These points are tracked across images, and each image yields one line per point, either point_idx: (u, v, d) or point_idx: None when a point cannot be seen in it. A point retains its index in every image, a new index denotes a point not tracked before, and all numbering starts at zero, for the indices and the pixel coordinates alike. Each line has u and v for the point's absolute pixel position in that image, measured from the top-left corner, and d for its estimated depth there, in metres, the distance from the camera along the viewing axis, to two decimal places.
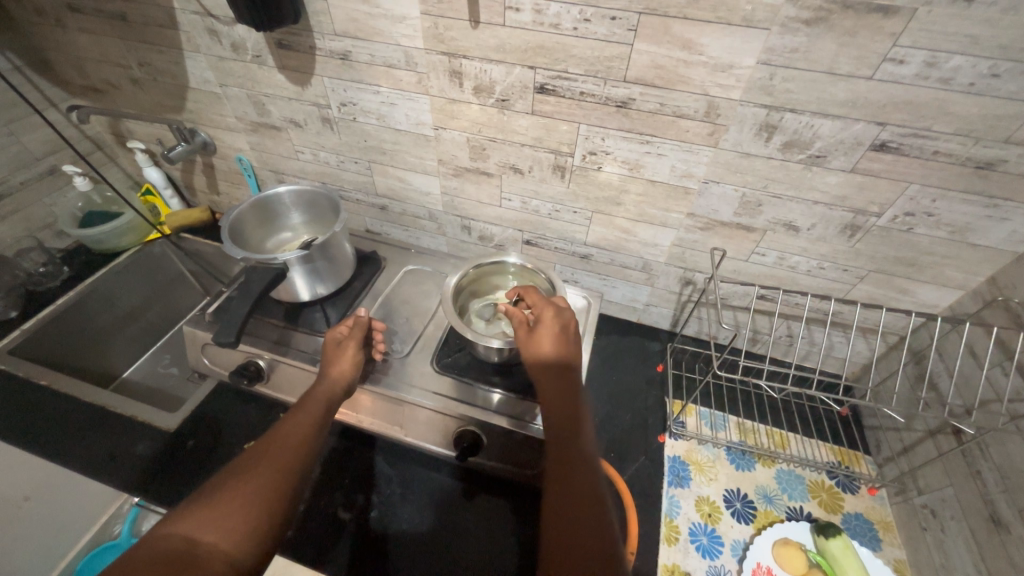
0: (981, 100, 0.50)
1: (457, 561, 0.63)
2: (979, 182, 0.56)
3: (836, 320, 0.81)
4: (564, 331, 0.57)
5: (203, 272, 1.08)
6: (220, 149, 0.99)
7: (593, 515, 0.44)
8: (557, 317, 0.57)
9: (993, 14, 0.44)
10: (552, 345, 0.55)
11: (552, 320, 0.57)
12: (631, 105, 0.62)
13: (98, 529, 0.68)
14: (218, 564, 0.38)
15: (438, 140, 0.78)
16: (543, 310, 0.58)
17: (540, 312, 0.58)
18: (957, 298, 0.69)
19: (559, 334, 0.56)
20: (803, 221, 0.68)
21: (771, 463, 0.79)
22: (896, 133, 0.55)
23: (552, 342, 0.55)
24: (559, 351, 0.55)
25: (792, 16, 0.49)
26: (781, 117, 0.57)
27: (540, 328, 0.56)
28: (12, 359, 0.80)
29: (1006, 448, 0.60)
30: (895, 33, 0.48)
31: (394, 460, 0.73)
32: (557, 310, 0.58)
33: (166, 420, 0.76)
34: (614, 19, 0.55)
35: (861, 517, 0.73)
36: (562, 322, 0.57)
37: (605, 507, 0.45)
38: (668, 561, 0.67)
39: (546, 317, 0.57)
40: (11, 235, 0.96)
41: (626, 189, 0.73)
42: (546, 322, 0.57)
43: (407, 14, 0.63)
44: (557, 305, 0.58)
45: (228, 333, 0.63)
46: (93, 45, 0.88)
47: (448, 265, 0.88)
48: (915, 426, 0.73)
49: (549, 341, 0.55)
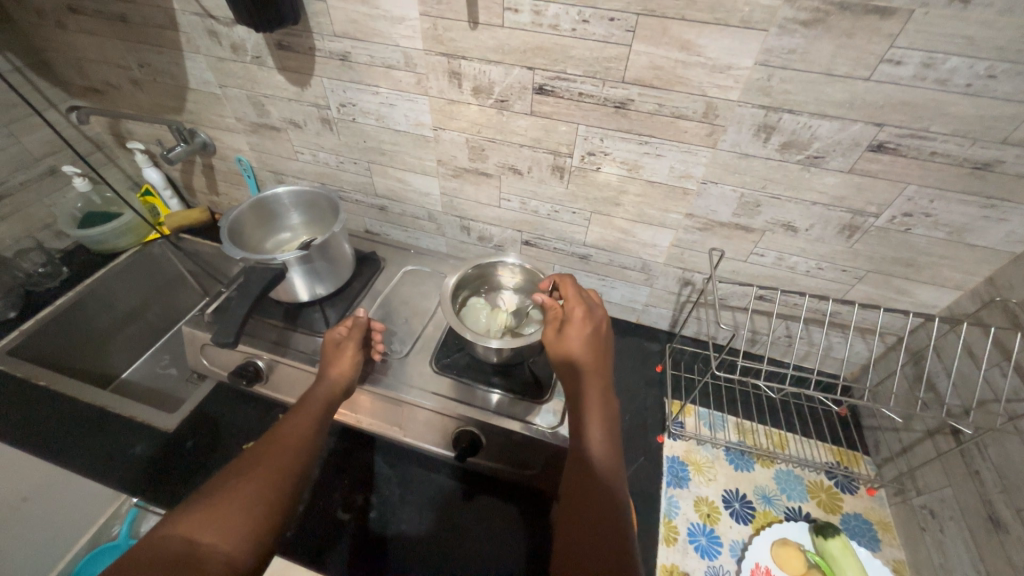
0: (978, 100, 0.50)
1: (455, 562, 0.63)
2: (976, 183, 0.56)
3: (834, 320, 0.81)
4: (596, 330, 0.56)
5: (202, 272, 1.08)
6: (220, 149, 0.99)
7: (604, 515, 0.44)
8: (589, 315, 0.57)
9: (990, 16, 0.44)
10: (581, 344, 0.55)
11: (584, 318, 0.56)
12: (629, 106, 0.63)
13: (95, 530, 0.65)
14: (218, 565, 0.39)
15: (438, 141, 0.78)
16: (576, 307, 0.57)
17: (572, 310, 0.57)
18: (955, 298, 0.70)
19: (591, 332, 0.56)
20: (802, 221, 0.68)
21: (770, 464, 0.79)
22: (894, 134, 0.55)
23: (581, 341, 0.55)
24: (587, 352, 0.54)
25: (789, 17, 0.49)
26: (779, 118, 0.57)
27: (569, 327, 0.56)
28: (11, 360, 0.80)
29: (1005, 449, 0.60)
30: (892, 35, 0.48)
31: (393, 460, 0.73)
32: (589, 309, 0.58)
33: (165, 421, 0.75)
34: (612, 20, 0.55)
35: (860, 518, 0.73)
36: (593, 321, 0.57)
37: (619, 509, 0.45)
38: (666, 562, 0.67)
39: (578, 315, 0.57)
40: (11, 236, 0.96)
41: (625, 189, 0.73)
42: (578, 320, 0.56)
43: (406, 15, 0.63)
44: (588, 305, 0.58)
45: (226, 333, 0.63)
46: (93, 46, 0.88)
47: (447, 266, 0.88)
48: (913, 427, 0.73)
49: (578, 340, 0.55)
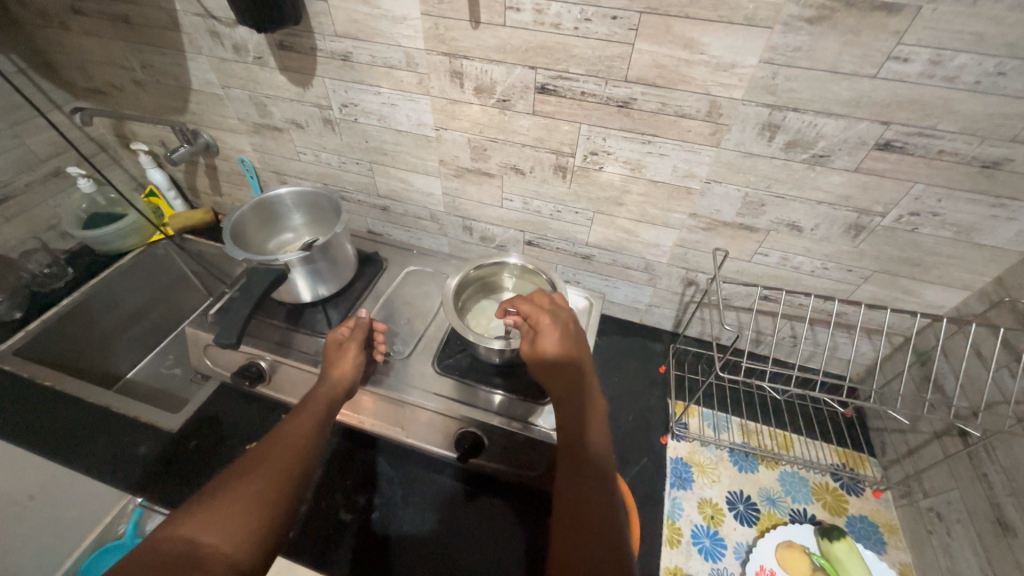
0: (987, 98, 0.49)
1: (456, 563, 0.63)
2: (984, 182, 0.55)
3: (840, 321, 0.80)
4: (566, 332, 0.56)
5: (205, 273, 1.08)
6: (223, 150, 0.99)
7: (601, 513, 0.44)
8: (555, 321, 0.57)
9: (999, 11, 0.44)
10: (557, 348, 0.55)
11: (551, 325, 0.56)
12: (632, 105, 0.62)
13: (104, 528, 0.68)
14: (218, 565, 0.39)
15: (439, 141, 0.78)
16: (540, 314, 0.57)
17: (537, 318, 0.57)
18: (963, 299, 0.69)
19: (562, 335, 0.56)
20: (807, 221, 0.67)
21: (775, 465, 0.78)
22: (901, 132, 0.54)
23: (556, 344, 0.55)
24: (564, 355, 0.55)
25: (794, 15, 0.49)
26: (784, 117, 0.57)
27: (541, 333, 0.56)
28: (16, 360, 0.81)
29: (1013, 451, 0.59)
30: (899, 32, 0.47)
31: (396, 461, 0.73)
32: (554, 314, 0.57)
33: (170, 422, 0.76)
34: (615, 18, 0.55)
35: (866, 520, 0.73)
36: (561, 323, 0.57)
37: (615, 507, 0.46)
38: (670, 564, 0.67)
39: (545, 323, 0.56)
40: (16, 237, 0.97)
41: (627, 189, 0.73)
42: (546, 327, 0.56)
43: (408, 15, 0.63)
44: (553, 309, 0.58)
45: (229, 334, 0.63)
46: (97, 47, 0.88)
47: (449, 266, 0.88)
48: (920, 428, 0.72)
49: (552, 344, 0.55)
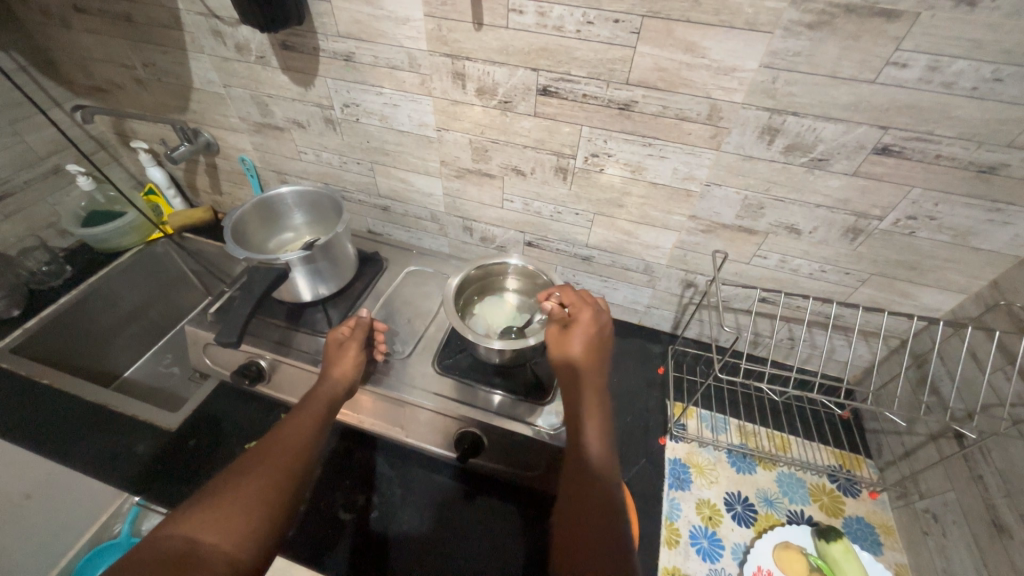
0: (984, 104, 0.50)
1: (455, 562, 0.63)
2: (981, 186, 0.56)
3: (838, 323, 0.81)
4: (599, 334, 0.57)
5: (204, 271, 1.08)
6: (223, 149, 0.99)
7: (597, 508, 0.45)
8: (595, 319, 0.57)
9: (996, 19, 0.44)
10: (582, 347, 0.55)
11: (590, 323, 0.57)
12: (633, 108, 0.63)
13: (100, 526, 0.67)
14: (218, 564, 0.39)
15: (441, 142, 0.78)
16: (582, 309, 0.58)
17: (579, 312, 0.58)
18: (959, 302, 0.70)
19: (593, 337, 0.56)
20: (806, 224, 0.68)
21: (772, 467, 0.79)
22: (899, 137, 0.55)
23: (584, 343, 0.55)
24: (589, 355, 0.55)
25: (795, 20, 0.49)
26: (784, 120, 0.57)
27: (574, 328, 0.56)
28: (14, 358, 0.80)
29: (1008, 452, 0.60)
30: (898, 38, 0.48)
31: (395, 461, 0.73)
32: (596, 313, 0.58)
33: (168, 420, 0.76)
34: (617, 22, 0.55)
35: (862, 522, 0.73)
36: (598, 324, 0.57)
37: (614, 500, 0.47)
38: (667, 565, 0.67)
39: (584, 319, 0.57)
40: (14, 234, 0.96)
41: (628, 191, 0.73)
42: (584, 322, 0.56)
43: (411, 16, 0.63)
44: (595, 309, 0.58)
45: (230, 333, 0.63)
46: (98, 45, 0.88)
47: (449, 266, 0.88)
48: (916, 430, 0.73)
49: (580, 343, 0.55)
